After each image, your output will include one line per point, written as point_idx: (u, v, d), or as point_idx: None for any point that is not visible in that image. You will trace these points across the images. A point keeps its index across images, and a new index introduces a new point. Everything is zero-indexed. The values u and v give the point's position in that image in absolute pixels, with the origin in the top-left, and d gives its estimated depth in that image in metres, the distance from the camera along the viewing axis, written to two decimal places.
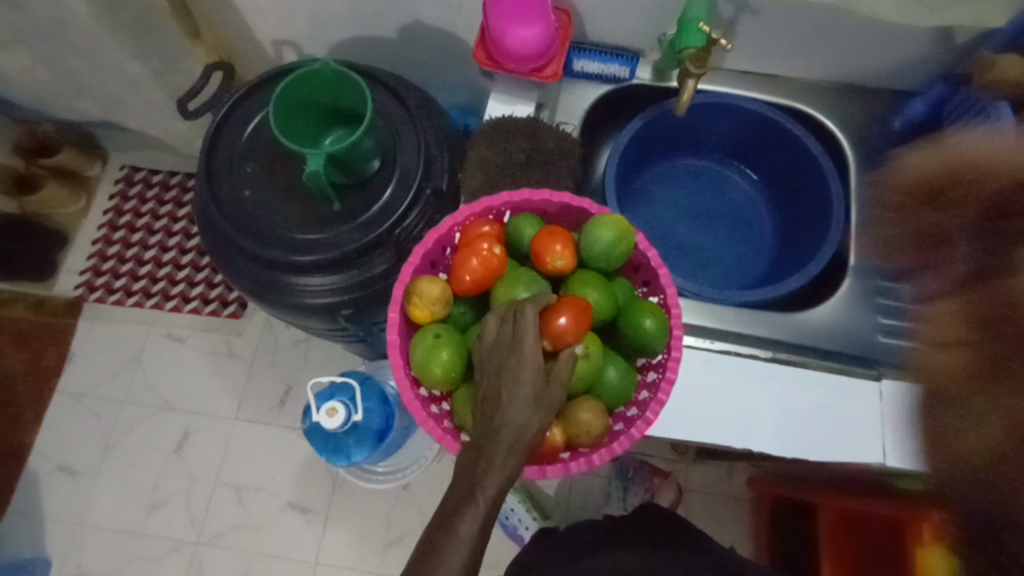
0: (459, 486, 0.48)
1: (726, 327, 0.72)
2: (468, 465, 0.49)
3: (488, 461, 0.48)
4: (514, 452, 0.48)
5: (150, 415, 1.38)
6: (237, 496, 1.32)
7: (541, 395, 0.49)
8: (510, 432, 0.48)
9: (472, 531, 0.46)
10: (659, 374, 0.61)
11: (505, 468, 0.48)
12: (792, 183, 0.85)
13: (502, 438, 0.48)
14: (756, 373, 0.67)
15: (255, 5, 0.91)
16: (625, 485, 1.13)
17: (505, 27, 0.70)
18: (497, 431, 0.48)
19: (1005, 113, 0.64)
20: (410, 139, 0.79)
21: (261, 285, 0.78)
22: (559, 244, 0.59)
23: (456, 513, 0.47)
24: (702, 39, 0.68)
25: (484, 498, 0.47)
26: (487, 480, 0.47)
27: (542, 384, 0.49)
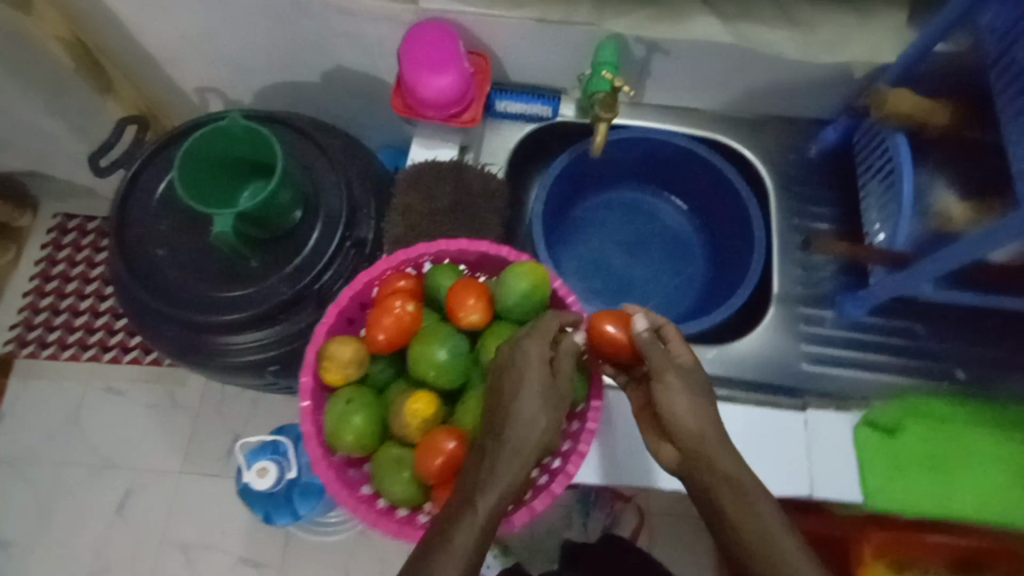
0: (467, 486, 0.49)
1: None
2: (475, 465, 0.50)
3: (497, 458, 0.49)
4: (525, 449, 0.50)
5: (91, 475, 1.31)
6: (185, 555, 1.26)
7: (552, 394, 0.52)
8: (523, 430, 0.50)
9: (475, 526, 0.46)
10: (581, 423, 0.62)
11: (518, 466, 0.49)
12: (718, 212, 0.86)
13: (515, 434, 0.50)
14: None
15: (172, 55, 0.89)
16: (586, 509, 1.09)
17: (419, 76, 0.70)
18: (505, 428, 0.50)
19: (902, 144, 0.67)
20: (332, 187, 0.77)
21: (183, 347, 0.75)
22: (472, 298, 0.59)
23: (463, 512, 0.47)
24: (605, 85, 0.69)
25: (491, 495, 0.48)
26: (496, 477, 0.48)
27: (552, 385, 0.52)
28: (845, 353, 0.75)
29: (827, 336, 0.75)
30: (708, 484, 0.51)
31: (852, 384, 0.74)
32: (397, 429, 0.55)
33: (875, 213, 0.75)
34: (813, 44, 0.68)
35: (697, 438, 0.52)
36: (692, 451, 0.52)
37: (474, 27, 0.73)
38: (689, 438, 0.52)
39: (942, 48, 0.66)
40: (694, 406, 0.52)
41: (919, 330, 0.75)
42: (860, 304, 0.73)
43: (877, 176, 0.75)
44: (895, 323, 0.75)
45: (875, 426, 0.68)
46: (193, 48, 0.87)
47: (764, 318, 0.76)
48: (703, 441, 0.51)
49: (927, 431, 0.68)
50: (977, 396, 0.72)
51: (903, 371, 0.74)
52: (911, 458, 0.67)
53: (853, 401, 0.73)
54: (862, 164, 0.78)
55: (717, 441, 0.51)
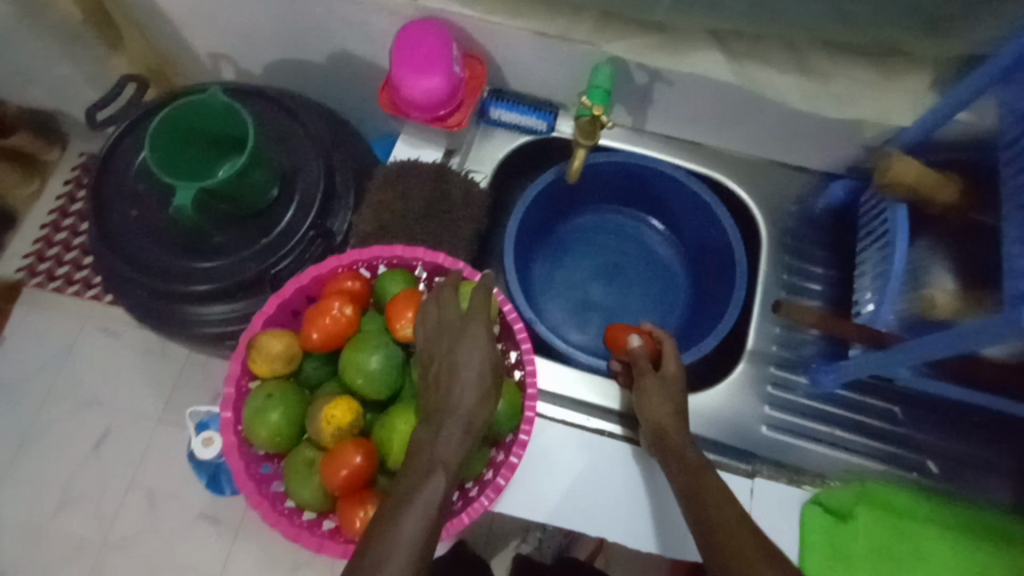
0: (409, 477, 0.47)
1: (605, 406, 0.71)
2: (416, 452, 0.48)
3: (438, 444, 0.48)
4: (460, 434, 0.49)
5: (73, 409, 1.25)
6: (148, 502, 1.19)
7: (484, 383, 0.51)
8: (458, 416, 0.49)
9: (418, 516, 0.44)
10: (505, 454, 0.60)
11: (453, 452, 0.48)
12: (708, 253, 0.82)
13: (452, 420, 0.49)
14: (626, 457, 0.68)
15: (185, 19, 0.88)
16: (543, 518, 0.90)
17: (406, 75, 0.68)
18: (440, 413, 0.49)
19: (901, 215, 0.63)
20: (311, 172, 0.76)
21: (147, 311, 0.76)
22: (411, 311, 0.57)
23: (407, 502, 0.45)
24: (587, 111, 0.67)
25: (430, 485, 0.46)
26: (435, 465, 0.47)
27: (487, 372, 0.51)
28: (810, 426, 0.70)
29: (794, 403, 0.71)
30: (689, 470, 0.55)
31: (810, 459, 0.69)
32: (311, 433, 0.54)
33: (867, 282, 0.69)
34: (822, 95, 0.63)
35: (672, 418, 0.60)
36: (661, 428, 0.59)
37: (472, 31, 0.71)
38: (665, 417, 0.60)
39: (960, 118, 0.61)
40: (673, 399, 0.61)
41: (897, 414, 0.70)
42: (833, 375, 0.68)
43: (875, 242, 0.70)
44: (869, 402, 0.71)
45: (826, 508, 0.64)
46: (203, 15, 0.86)
47: (731, 374, 0.72)
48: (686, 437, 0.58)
49: (883, 522, 0.64)
50: (950, 498, 0.66)
51: (869, 454, 0.69)
52: (858, 549, 0.63)
53: (808, 477, 0.68)
54: (863, 228, 0.73)
55: (680, 423, 0.60)
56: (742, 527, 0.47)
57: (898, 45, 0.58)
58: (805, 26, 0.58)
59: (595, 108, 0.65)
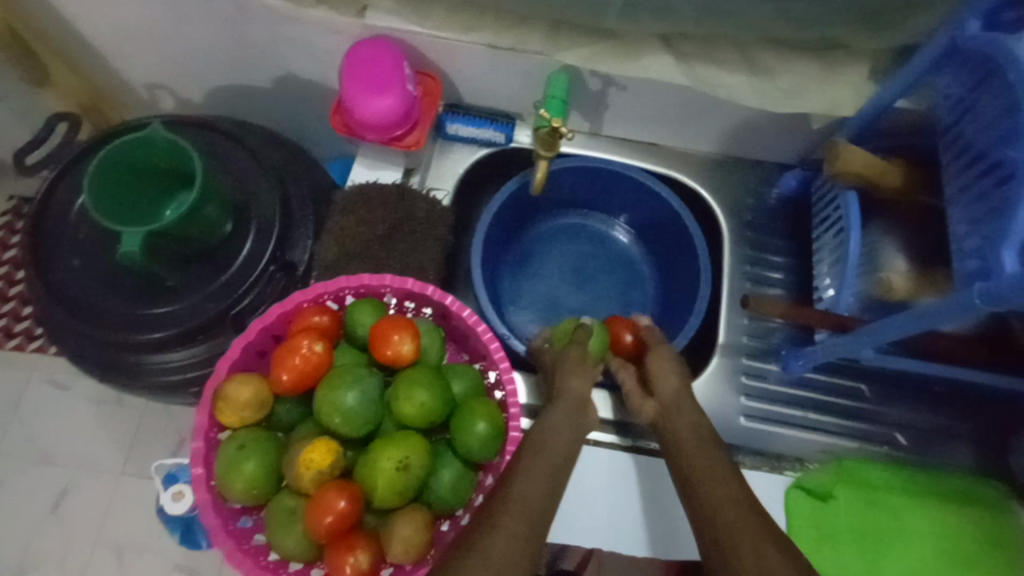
0: (506, 494, 0.46)
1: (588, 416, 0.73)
2: (515, 477, 0.48)
3: (539, 469, 0.49)
4: (558, 466, 0.50)
5: (24, 470, 1.17)
6: (117, 561, 1.12)
7: (576, 414, 0.55)
8: (559, 448, 0.52)
9: (519, 529, 0.44)
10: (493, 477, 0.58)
11: (556, 483, 0.49)
12: (671, 250, 0.83)
13: (552, 453, 0.51)
14: (615, 462, 0.70)
15: (115, 49, 0.83)
16: None
17: (357, 98, 0.67)
18: (537, 443, 0.52)
19: (851, 203, 0.65)
20: (265, 201, 0.73)
21: (99, 364, 0.71)
22: (396, 334, 0.56)
23: (514, 514, 0.44)
24: (546, 123, 0.66)
25: (539, 500, 0.46)
26: (540, 485, 0.47)
27: (580, 401, 0.56)
28: (786, 412, 0.72)
29: (769, 393, 0.73)
30: (698, 450, 0.54)
31: (789, 444, 0.71)
32: (290, 480, 0.52)
33: (826, 266, 0.72)
34: (772, 91, 0.65)
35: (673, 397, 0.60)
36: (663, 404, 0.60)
37: (422, 47, 0.70)
38: (668, 396, 0.60)
39: (901, 104, 0.64)
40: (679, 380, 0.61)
41: (865, 392, 0.73)
42: (803, 361, 0.70)
43: (830, 229, 0.72)
44: (839, 383, 0.73)
45: (808, 491, 0.67)
46: (136, 45, 0.82)
47: (706, 369, 0.73)
48: (692, 420, 0.57)
49: (860, 499, 0.67)
50: (920, 466, 0.69)
51: (843, 434, 0.71)
52: (840, 529, 0.65)
53: (788, 463, 0.70)
54: (817, 215, 0.75)
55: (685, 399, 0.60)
56: (743, 514, 0.47)
57: (838, 39, 0.60)
58: (748, 26, 0.59)
59: (552, 121, 0.65)
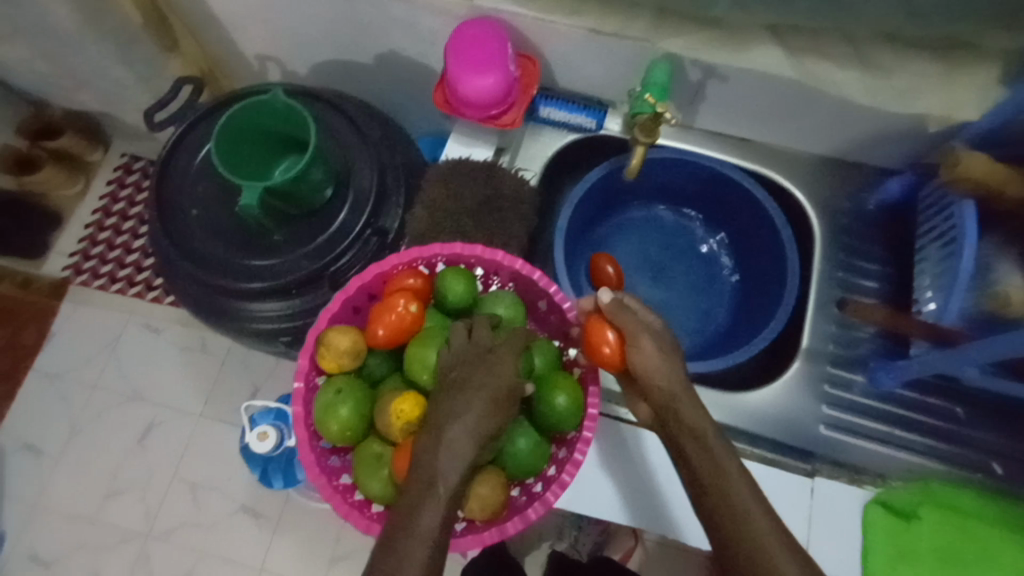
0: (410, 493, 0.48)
1: None
2: (430, 476, 0.48)
3: (441, 457, 0.48)
4: (459, 456, 0.49)
5: (118, 403, 1.28)
6: (192, 496, 1.22)
7: (465, 441, 0.49)
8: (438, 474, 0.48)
9: (432, 532, 0.46)
10: (568, 451, 0.60)
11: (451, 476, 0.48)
12: (754, 248, 0.81)
13: (456, 427, 0.49)
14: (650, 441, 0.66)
15: (236, 20, 0.90)
16: (580, 521, 0.97)
17: (460, 75, 0.69)
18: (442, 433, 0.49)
19: (967, 212, 0.61)
20: (363, 170, 0.77)
21: (205, 308, 0.78)
22: (608, 332, 0.57)
23: (425, 520, 0.46)
24: (648, 108, 0.67)
25: (437, 497, 0.47)
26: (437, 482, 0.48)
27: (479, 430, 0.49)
28: (868, 424, 0.69)
29: (853, 403, 0.70)
30: (686, 450, 0.51)
31: (872, 458, 0.68)
32: (381, 428, 0.55)
33: (928, 278, 0.68)
34: (885, 90, 0.63)
35: (666, 399, 0.53)
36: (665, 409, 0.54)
37: (526, 29, 0.71)
38: (658, 395, 0.54)
39: None
40: (666, 371, 0.53)
41: (959, 414, 0.69)
42: (893, 374, 0.67)
43: (937, 239, 0.68)
44: (930, 401, 0.69)
45: (889, 507, 0.63)
46: (255, 18, 0.88)
47: (786, 372, 0.71)
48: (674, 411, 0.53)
49: (949, 523, 0.62)
50: (1017, 498, 0.65)
51: (930, 454, 0.68)
52: (921, 548, 0.62)
53: (868, 477, 0.67)
54: (922, 225, 0.72)
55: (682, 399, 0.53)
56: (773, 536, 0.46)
57: (968, 37, 0.57)
58: (870, 20, 0.57)
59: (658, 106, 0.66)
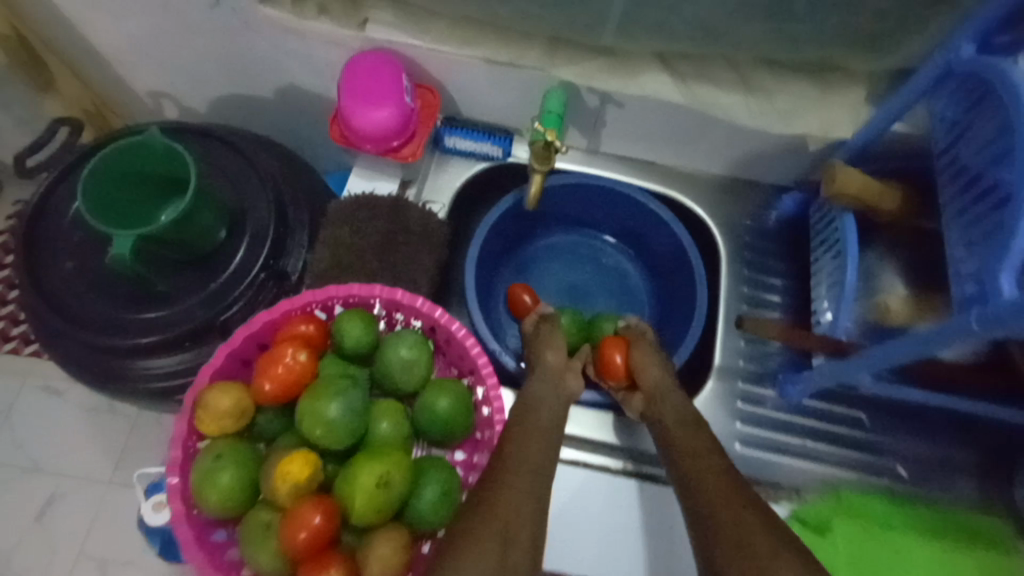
0: (502, 480, 0.50)
1: (589, 435, 0.70)
2: (517, 471, 0.51)
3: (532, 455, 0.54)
4: (540, 452, 0.54)
5: (11, 477, 1.16)
6: (101, 572, 1.11)
7: (556, 388, 0.62)
8: (530, 435, 0.56)
9: (529, 517, 0.48)
10: None
11: (544, 478, 0.52)
12: (667, 269, 0.83)
13: (540, 427, 0.57)
14: (621, 491, 0.67)
15: (122, 57, 0.85)
16: None
17: (356, 109, 0.67)
18: (527, 432, 0.56)
19: (848, 225, 0.65)
20: (261, 210, 0.73)
21: (83, 369, 0.70)
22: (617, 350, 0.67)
23: (517, 503, 0.49)
24: (541, 136, 0.66)
25: (534, 490, 0.50)
26: (528, 476, 0.51)
27: (557, 378, 0.63)
28: (783, 438, 0.70)
29: (765, 417, 0.71)
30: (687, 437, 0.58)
31: (788, 472, 0.69)
32: (267, 492, 0.50)
33: (824, 289, 0.71)
34: (768, 112, 0.65)
35: (661, 387, 0.63)
36: (654, 394, 0.63)
37: (421, 60, 0.71)
38: (654, 382, 0.63)
39: (898, 126, 0.64)
40: (660, 371, 0.64)
41: (863, 420, 0.71)
42: (800, 387, 0.68)
43: (829, 251, 0.71)
44: (835, 410, 0.71)
45: (803, 523, 0.64)
46: (143, 54, 0.83)
47: (701, 392, 0.72)
48: (689, 424, 0.59)
49: (860, 531, 0.63)
50: (922, 500, 0.67)
51: (841, 463, 0.69)
52: (840, 565, 0.61)
53: (783, 491, 0.68)
54: (815, 239, 0.75)
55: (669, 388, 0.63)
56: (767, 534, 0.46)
57: (835, 61, 0.61)
58: (746, 46, 0.59)
59: (546, 134, 0.66)
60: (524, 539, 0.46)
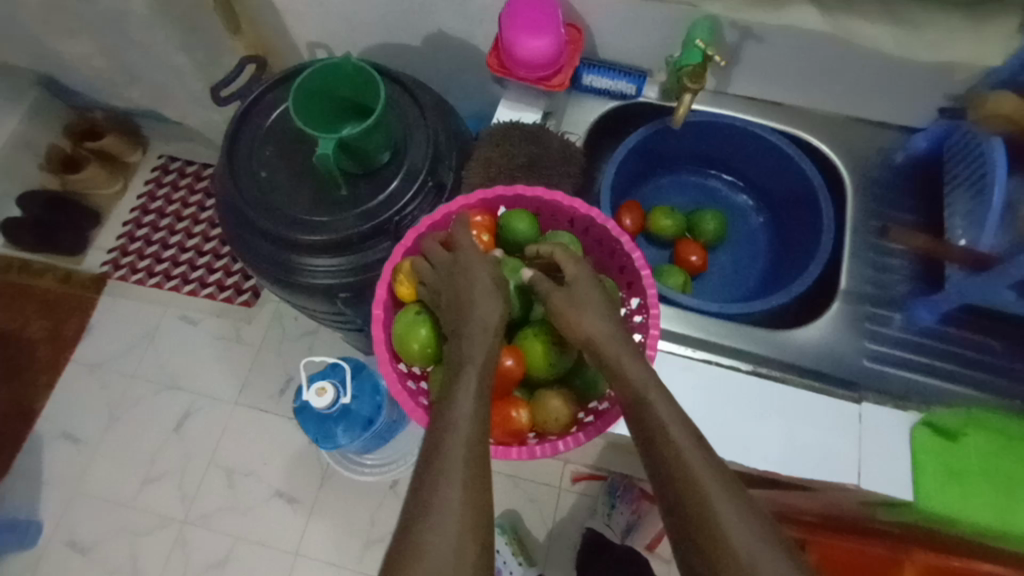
0: (446, 468, 0.49)
1: (708, 338, 0.73)
2: (451, 450, 0.50)
3: (467, 433, 0.51)
4: (468, 434, 0.51)
5: (155, 391, 1.31)
6: (228, 480, 1.23)
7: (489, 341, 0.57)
8: (463, 419, 0.52)
9: (473, 511, 0.48)
10: None
11: (482, 457, 0.51)
12: (787, 206, 0.86)
13: (460, 405, 0.53)
14: (731, 384, 0.70)
15: (294, 9, 0.97)
16: (612, 501, 1.14)
17: (517, 38, 0.75)
18: (467, 391, 0.54)
19: (997, 147, 0.65)
20: (420, 137, 0.82)
21: (270, 263, 0.81)
22: (693, 253, 0.86)
23: (456, 499, 0.48)
24: (698, 54, 0.71)
25: (472, 478, 0.49)
26: (465, 461, 0.50)
27: (489, 328, 0.57)
28: (911, 358, 0.73)
29: (892, 337, 0.74)
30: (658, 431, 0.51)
31: (916, 388, 0.71)
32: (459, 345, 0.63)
33: (958, 221, 0.72)
34: (914, 42, 0.68)
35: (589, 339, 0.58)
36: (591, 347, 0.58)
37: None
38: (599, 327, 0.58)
39: None
40: (600, 320, 0.58)
41: (995, 347, 0.72)
42: (933, 308, 0.71)
43: (964, 185, 0.72)
44: (966, 335, 0.73)
45: (935, 429, 0.66)
46: (313, 8, 0.95)
47: (828, 312, 0.75)
48: (655, 403, 0.52)
49: (994, 442, 0.64)
50: None
51: (970, 384, 0.71)
52: (971, 467, 0.64)
53: (913, 406, 0.70)
54: (950, 172, 0.75)
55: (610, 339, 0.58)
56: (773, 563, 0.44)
57: None
58: None
59: (708, 50, 0.71)
60: (483, 529, 0.48)
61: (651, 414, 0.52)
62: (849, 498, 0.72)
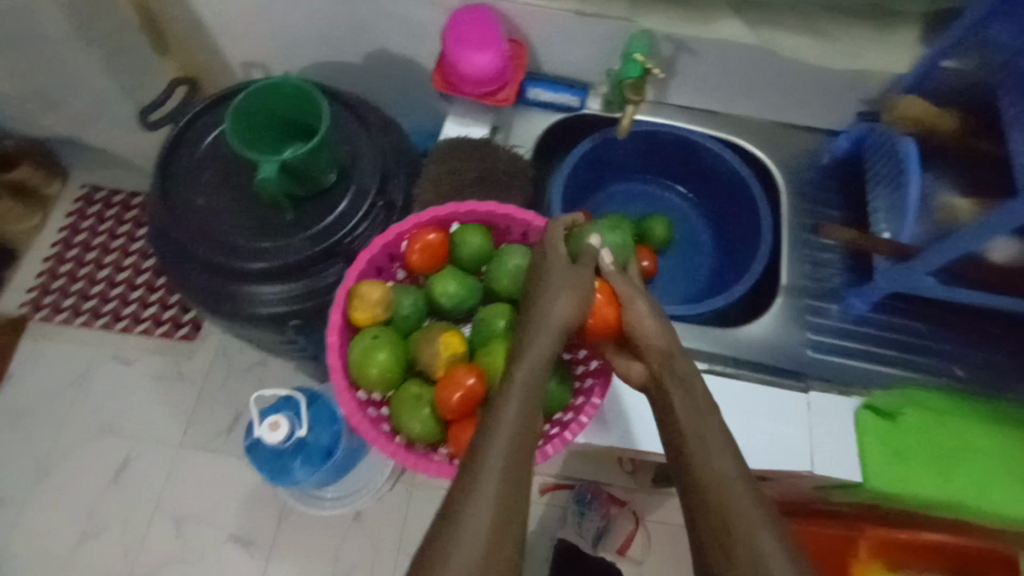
0: (485, 475, 0.48)
1: None
2: (498, 461, 0.49)
3: (514, 441, 0.50)
4: (518, 441, 0.50)
5: (87, 440, 1.21)
6: (175, 529, 1.15)
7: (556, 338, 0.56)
8: (512, 428, 0.51)
9: (506, 526, 0.47)
10: (586, 397, 0.67)
11: (523, 470, 0.49)
12: (728, 209, 0.91)
13: (518, 413, 0.52)
14: None
15: (227, 28, 0.94)
16: (581, 509, 1.12)
17: (460, 53, 0.75)
18: (517, 394, 0.53)
19: (910, 147, 0.72)
20: (367, 155, 0.80)
21: (212, 295, 0.77)
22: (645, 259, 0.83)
23: (497, 507, 0.47)
24: (638, 68, 0.74)
25: (511, 489, 0.48)
26: (508, 472, 0.48)
27: (561, 326, 0.56)
28: (849, 345, 0.77)
29: (831, 327, 0.78)
30: (706, 460, 0.51)
31: (855, 374, 0.76)
32: (423, 366, 0.62)
33: (882, 216, 0.76)
34: (834, 53, 0.72)
35: (660, 357, 0.57)
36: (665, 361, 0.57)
37: (513, 16, 0.79)
38: (657, 354, 0.58)
39: (949, 64, 0.70)
40: (664, 329, 0.58)
41: (921, 329, 0.78)
42: (864, 298, 0.76)
43: (884, 182, 0.77)
44: (896, 320, 0.78)
45: (877, 411, 0.70)
46: (248, 27, 0.93)
47: (772, 308, 0.79)
48: (702, 432, 0.53)
49: (928, 418, 0.70)
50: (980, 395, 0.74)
51: (902, 365, 0.76)
52: (912, 443, 0.69)
53: (856, 390, 0.75)
54: (871, 169, 0.80)
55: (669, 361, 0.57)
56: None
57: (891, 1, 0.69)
58: None
59: (646, 65, 0.74)
60: (510, 546, 0.46)
61: (707, 445, 0.52)
62: (803, 484, 0.75)
